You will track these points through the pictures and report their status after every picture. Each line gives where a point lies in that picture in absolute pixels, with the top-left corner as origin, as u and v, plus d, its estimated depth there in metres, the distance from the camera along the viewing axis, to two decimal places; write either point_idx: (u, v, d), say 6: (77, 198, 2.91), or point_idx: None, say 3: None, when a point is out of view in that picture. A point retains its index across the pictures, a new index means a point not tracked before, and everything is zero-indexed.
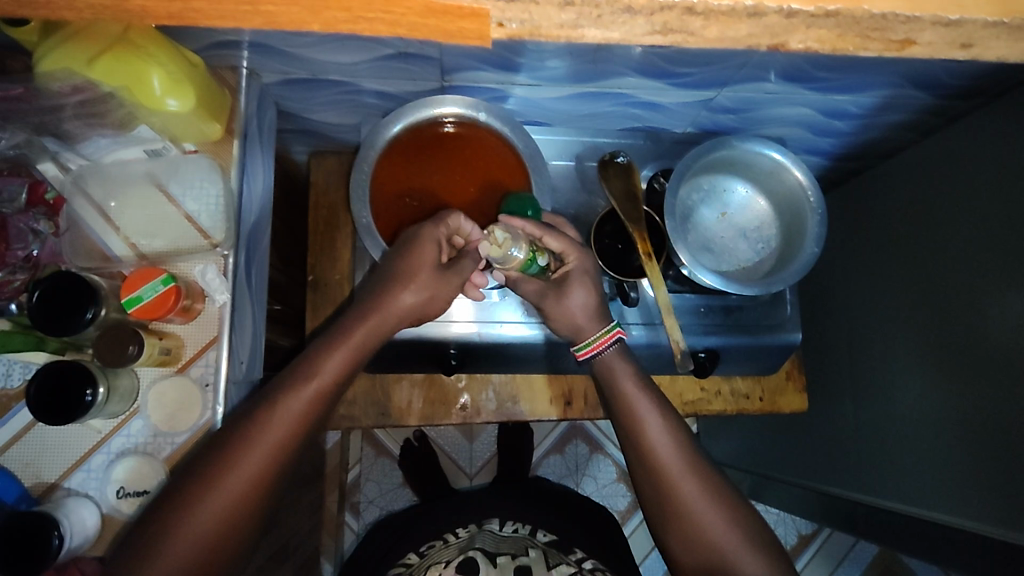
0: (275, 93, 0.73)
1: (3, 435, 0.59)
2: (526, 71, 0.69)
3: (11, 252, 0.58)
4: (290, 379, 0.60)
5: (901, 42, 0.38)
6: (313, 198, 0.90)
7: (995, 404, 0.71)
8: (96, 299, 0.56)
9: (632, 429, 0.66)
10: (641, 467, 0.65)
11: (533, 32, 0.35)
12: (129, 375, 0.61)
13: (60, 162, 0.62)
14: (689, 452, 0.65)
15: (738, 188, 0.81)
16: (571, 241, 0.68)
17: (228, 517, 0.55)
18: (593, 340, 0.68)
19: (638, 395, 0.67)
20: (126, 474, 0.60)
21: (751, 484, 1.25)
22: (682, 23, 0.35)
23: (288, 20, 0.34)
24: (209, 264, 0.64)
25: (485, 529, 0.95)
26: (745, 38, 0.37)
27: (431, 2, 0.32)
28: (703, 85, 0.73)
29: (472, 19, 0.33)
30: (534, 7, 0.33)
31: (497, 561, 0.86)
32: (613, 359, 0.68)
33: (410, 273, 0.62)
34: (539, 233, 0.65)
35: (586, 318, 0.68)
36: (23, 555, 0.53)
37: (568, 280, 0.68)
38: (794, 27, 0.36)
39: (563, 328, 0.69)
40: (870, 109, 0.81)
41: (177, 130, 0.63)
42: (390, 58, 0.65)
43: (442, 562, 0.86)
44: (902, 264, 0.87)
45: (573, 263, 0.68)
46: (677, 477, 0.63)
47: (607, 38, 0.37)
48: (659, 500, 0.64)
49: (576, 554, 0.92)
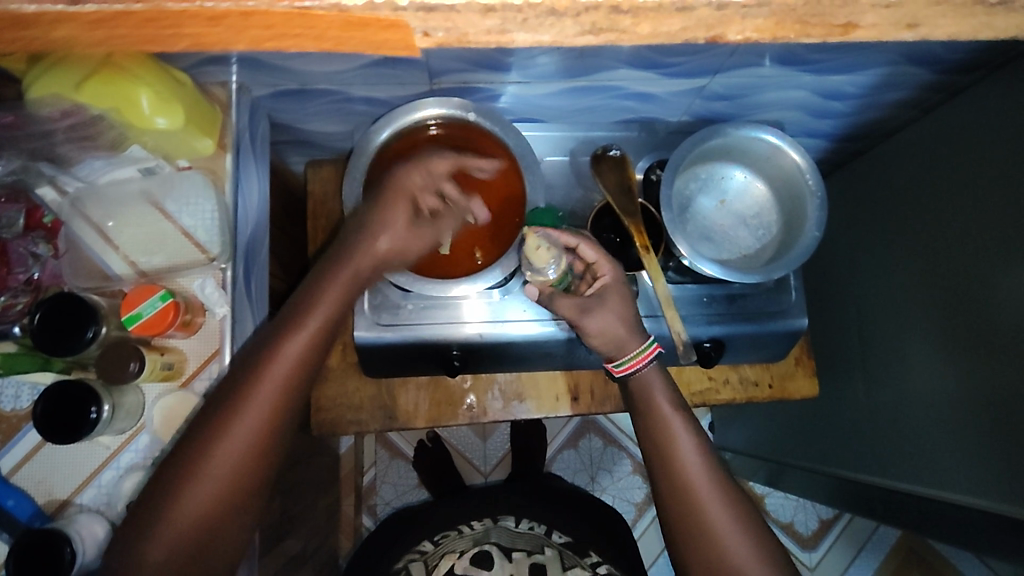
0: (267, 105, 0.74)
1: (15, 457, 0.61)
2: (515, 70, 0.69)
3: (12, 275, 0.59)
4: (258, 361, 0.58)
5: (845, 26, 0.42)
6: (311, 207, 0.90)
7: (996, 372, 0.72)
8: (96, 319, 0.57)
9: (663, 448, 0.65)
10: (668, 486, 0.64)
11: (463, 38, 0.40)
12: (134, 392, 0.62)
13: (58, 185, 0.63)
14: (719, 475, 0.64)
15: (736, 175, 0.80)
16: (605, 252, 0.69)
17: (220, 518, 0.54)
18: (631, 358, 0.67)
19: (675, 416, 0.66)
20: (136, 489, 0.61)
21: (768, 473, 1.23)
22: (612, 21, 0.40)
23: (213, 41, 0.39)
24: (208, 278, 0.64)
25: (500, 525, 0.98)
26: (681, 32, 0.42)
27: (349, 16, 0.37)
28: (694, 74, 0.73)
29: (393, 30, 0.39)
30: (455, 14, 0.38)
31: (511, 556, 0.92)
32: (651, 376, 0.67)
33: (376, 225, 0.63)
34: (575, 241, 0.67)
35: (626, 330, 0.67)
36: (38, 573, 0.54)
37: (605, 291, 0.68)
38: (729, 20, 0.41)
39: (604, 344, 0.68)
40: (869, 88, 0.79)
41: (169, 148, 0.63)
42: (376, 65, 0.66)
43: (456, 552, 0.92)
44: (909, 241, 0.86)
45: (607, 273, 0.69)
46: (705, 500, 0.63)
47: (540, 38, 0.41)
48: (682, 519, 0.63)
49: (592, 556, 0.92)
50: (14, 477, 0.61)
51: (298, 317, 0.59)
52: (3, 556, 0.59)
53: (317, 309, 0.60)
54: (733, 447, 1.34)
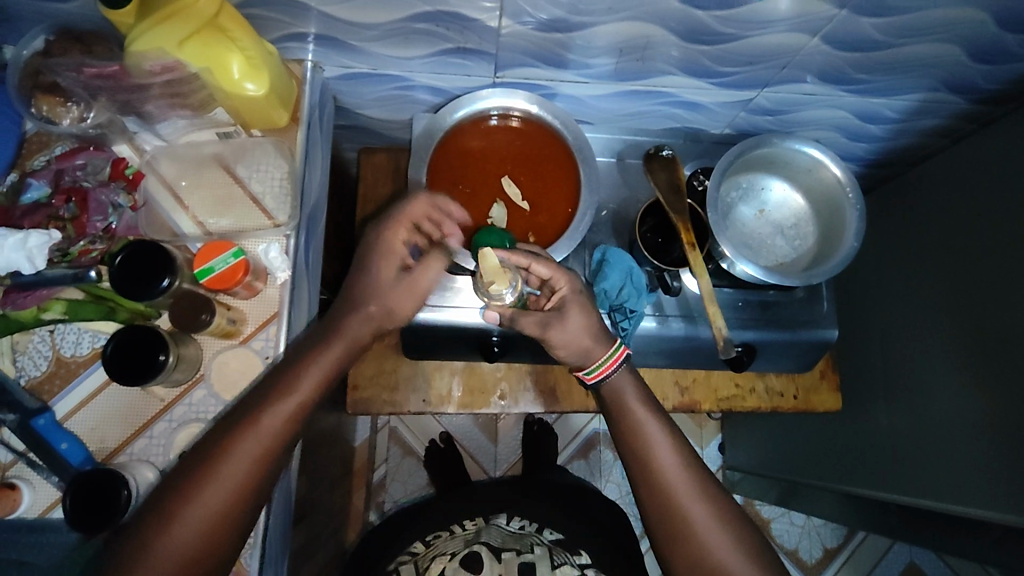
0: (334, 87, 0.78)
1: (72, 399, 0.62)
2: (575, 68, 0.74)
3: (91, 222, 0.62)
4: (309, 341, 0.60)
5: None
6: (361, 191, 0.92)
7: (1013, 382, 0.74)
8: (174, 270, 0.58)
9: (639, 451, 0.65)
10: (646, 489, 0.64)
11: None
12: (194, 345, 0.63)
13: (135, 143, 0.67)
14: (699, 477, 0.64)
15: (776, 186, 0.83)
16: (559, 267, 0.68)
17: (231, 529, 0.53)
18: (603, 362, 0.67)
19: (647, 418, 0.66)
20: (188, 440, 0.62)
21: (780, 494, 1.23)
22: None
23: None
24: (273, 243, 0.66)
25: (493, 524, 0.98)
26: None
27: None
28: (745, 86, 0.78)
29: None
30: None
31: (500, 555, 0.89)
32: (621, 380, 0.68)
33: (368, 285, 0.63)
34: (526, 261, 0.65)
35: (591, 340, 0.67)
36: (93, 509, 0.55)
37: (565, 305, 0.67)
38: None
39: (570, 355, 0.67)
40: (905, 113, 0.84)
41: (248, 115, 0.66)
42: (447, 54, 0.70)
43: (448, 554, 0.90)
44: (933, 261, 0.89)
45: (565, 287, 0.68)
46: (685, 499, 0.62)
47: None
48: (665, 521, 0.62)
49: (581, 557, 0.91)
50: (67, 423, 0.62)
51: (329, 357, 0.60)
52: (54, 497, 0.60)
53: (357, 329, 0.62)
54: (744, 467, 1.34)
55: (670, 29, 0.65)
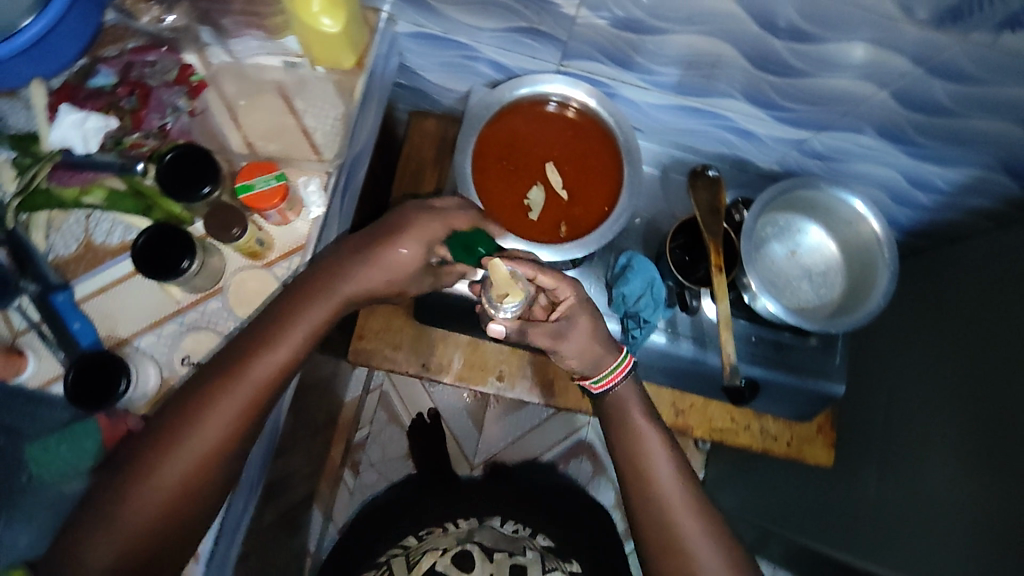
0: (403, 44, 0.79)
1: (92, 285, 0.63)
2: (640, 72, 0.74)
3: (148, 118, 0.65)
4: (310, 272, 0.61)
5: None
6: (406, 151, 0.94)
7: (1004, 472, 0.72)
8: (218, 180, 0.60)
9: (636, 461, 0.65)
10: (641, 500, 0.63)
11: None
12: (219, 257, 0.65)
13: (204, 54, 0.68)
14: (695, 495, 0.63)
15: (813, 231, 0.83)
16: (563, 275, 0.65)
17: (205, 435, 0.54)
18: (607, 373, 0.67)
19: (648, 429, 0.66)
20: (194, 345, 0.63)
21: (752, 540, 1.22)
22: None
23: None
24: (314, 178, 0.67)
25: (486, 525, 0.96)
26: None
27: None
28: (803, 126, 0.78)
29: None
30: None
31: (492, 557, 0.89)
32: (625, 390, 0.68)
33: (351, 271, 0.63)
34: (531, 272, 0.63)
35: (600, 346, 0.66)
36: (91, 390, 0.57)
37: (572, 314, 0.66)
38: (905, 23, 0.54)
39: (580, 364, 0.67)
40: (956, 187, 0.83)
41: (318, 52, 0.67)
42: (518, 32, 0.71)
43: (438, 549, 0.90)
44: (949, 339, 0.87)
45: (569, 296, 0.66)
46: (680, 514, 0.62)
47: None
48: (658, 535, 0.61)
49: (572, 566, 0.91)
50: (84, 305, 0.63)
51: (336, 305, 0.61)
52: (56, 373, 0.62)
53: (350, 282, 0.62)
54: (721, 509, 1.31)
55: (742, 50, 0.65)
